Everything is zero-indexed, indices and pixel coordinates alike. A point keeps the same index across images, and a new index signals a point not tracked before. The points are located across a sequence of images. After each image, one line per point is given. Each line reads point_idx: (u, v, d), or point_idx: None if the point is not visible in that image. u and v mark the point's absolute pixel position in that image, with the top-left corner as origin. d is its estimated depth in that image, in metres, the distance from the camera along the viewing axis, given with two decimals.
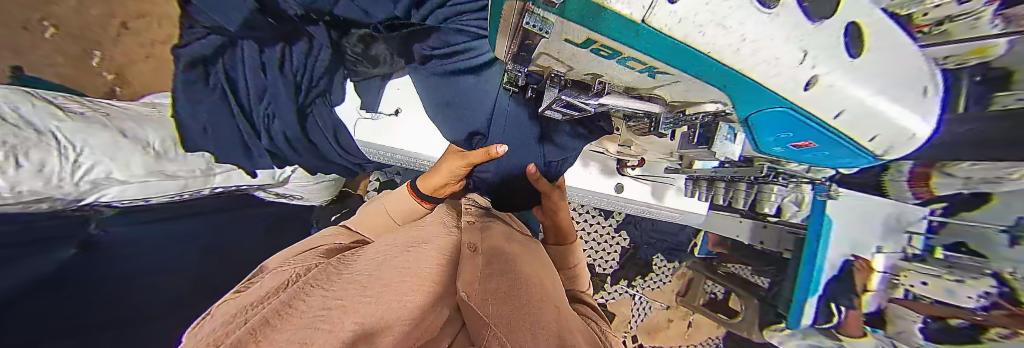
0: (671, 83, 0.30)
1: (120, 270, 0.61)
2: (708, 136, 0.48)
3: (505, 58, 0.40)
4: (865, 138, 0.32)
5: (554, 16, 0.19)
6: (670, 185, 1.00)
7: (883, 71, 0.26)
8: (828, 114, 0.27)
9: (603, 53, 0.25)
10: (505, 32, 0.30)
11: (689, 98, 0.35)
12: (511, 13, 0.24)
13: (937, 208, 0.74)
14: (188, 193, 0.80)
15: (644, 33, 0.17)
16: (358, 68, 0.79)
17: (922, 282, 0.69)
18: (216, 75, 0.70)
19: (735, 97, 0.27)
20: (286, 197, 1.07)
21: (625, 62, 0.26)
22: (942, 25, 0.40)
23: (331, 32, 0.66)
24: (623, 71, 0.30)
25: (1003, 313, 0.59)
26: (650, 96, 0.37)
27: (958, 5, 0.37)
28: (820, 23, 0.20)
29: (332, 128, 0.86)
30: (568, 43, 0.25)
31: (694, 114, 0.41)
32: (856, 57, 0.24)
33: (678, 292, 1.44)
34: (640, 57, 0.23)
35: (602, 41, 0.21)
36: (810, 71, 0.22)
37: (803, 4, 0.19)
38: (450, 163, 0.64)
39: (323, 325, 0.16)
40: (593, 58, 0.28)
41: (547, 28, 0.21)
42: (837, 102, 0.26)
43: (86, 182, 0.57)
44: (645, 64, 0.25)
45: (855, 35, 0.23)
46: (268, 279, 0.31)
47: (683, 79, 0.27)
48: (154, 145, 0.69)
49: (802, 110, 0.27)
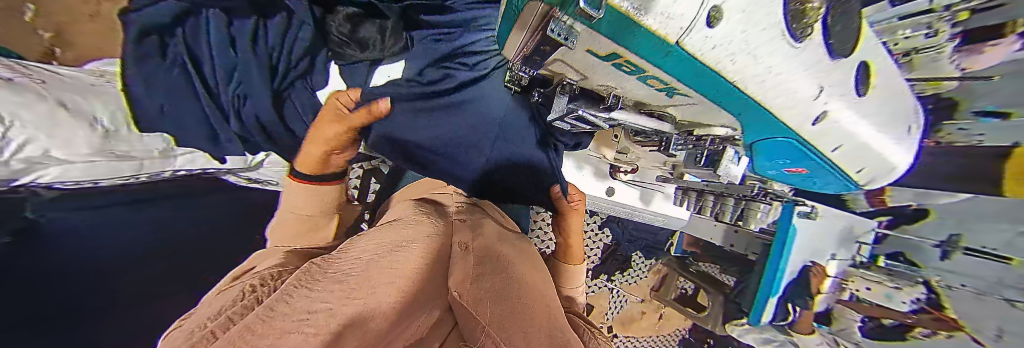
0: (687, 104, 0.31)
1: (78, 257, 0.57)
2: (713, 158, 0.49)
3: (515, 59, 0.39)
4: (855, 169, 0.36)
5: (581, 25, 0.18)
6: (657, 192, 1.03)
7: (878, 109, 0.29)
8: (829, 148, 0.31)
9: (624, 68, 0.25)
10: (520, 31, 0.29)
11: (699, 118, 0.36)
12: (530, 14, 0.23)
13: (883, 220, 0.84)
14: (145, 175, 0.72)
15: (672, 56, 0.17)
16: (344, 51, 0.68)
17: (867, 287, 0.79)
18: (175, 49, 0.61)
19: (746, 124, 0.28)
20: (259, 183, 1.00)
21: (644, 79, 0.26)
22: (911, 55, 0.49)
23: (315, 8, 0.63)
24: (640, 87, 0.31)
25: (927, 315, 0.73)
26: (660, 113, 0.40)
27: (925, 39, 0.46)
28: (837, 60, 0.22)
29: (312, 112, 0.76)
30: (589, 54, 0.24)
31: (701, 135, 0.43)
32: (861, 95, 0.27)
33: (652, 287, 1.52)
34: (662, 76, 0.23)
35: (627, 57, 0.21)
36: (823, 106, 0.24)
37: (825, 41, 0.21)
38: (327, 128, 0.55)
39: (310, 329, 0.13)
40: (613, 72, 0.28)
41: (571, 37, 0.21)
42: (840, 136, 0.29)
43: (19, 160, 0.50)
44: (665, 84, 0.25)
45: (865, 73, 0.27)
46: (232, 291, 0.29)
47: (700, 102, 0.27)
48: (102, 121, 0.61)
49: (808, 144, 0.29)
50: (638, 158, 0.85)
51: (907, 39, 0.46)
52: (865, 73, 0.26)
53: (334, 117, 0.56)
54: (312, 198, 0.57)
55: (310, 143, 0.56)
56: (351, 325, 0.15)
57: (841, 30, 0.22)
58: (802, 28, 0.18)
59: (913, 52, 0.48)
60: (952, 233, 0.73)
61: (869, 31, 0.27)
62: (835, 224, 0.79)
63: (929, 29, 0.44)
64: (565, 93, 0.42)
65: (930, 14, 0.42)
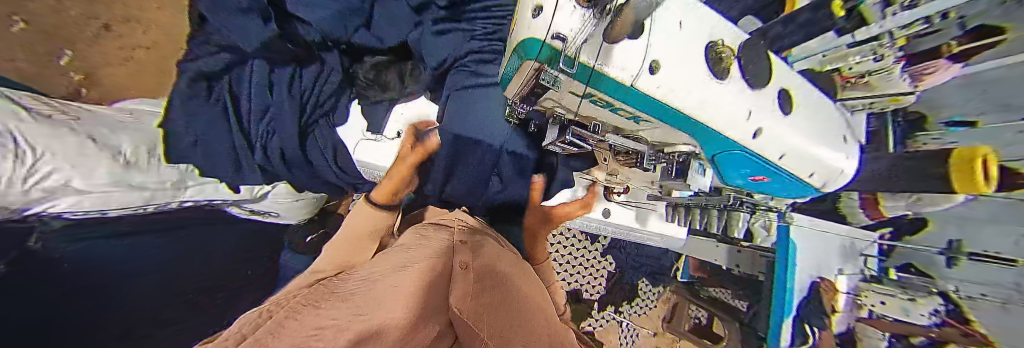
0: (652, 128, 0.38)
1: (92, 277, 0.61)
2: (683, 169, 0.58)
3: (513, 96, 0.42)
4: (809, 175, 0.43)
5: (566, 76, 0.25)
6: (652, 211, 1.05)
7: (806, 124, 0.39)
8: (777, 157, 0.38)
9: (598, 104, 0.32)
10: (517, 81, 0.34)
11: (667, 140, 0.44)
12: (522, 71, 0.30)
13: (886, 233, 0.84)
14: (154, 206, 0.72)
15: (631, 93, 0.25)
16: (367, 92, 0.80)
17: (882, 301, 0.77)
18: (218, 90, 0.66)
19: (700, 139, 0.35)
20: (261, 215, 0.99)
21: (616, 111, 0.33)
22: (866, 77, 0.56)
23: (344, 59, 0.74)
24: (613, 116, 0.37)
25: (954, 330, 0.68)
26: (636, 135, 0.46)
27: (874, 63, 0.52)
28: (757, 89, 0.32)
29: (332, 147, 0.82)
30: (573, 95, 0.30)
31: (670, 152, 0.53)
32: (788, 114, 0.37)
33: (664, 317, 1.43)
34: (627, 108, 0.30)
35: (599, 96, 0.28)
36: (757, 123, 0.33)
37: (745, 79, 0.31)
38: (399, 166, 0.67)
39: (318, 342, 0.13)
40: (591, 107, 0.34)
41: (556, 83, 0.26)
42: (782, 146, 0.37)
43: (38, 189, 0.51)
44: (632, 113, 0.32)
45: (787, 98, 0.37)
46: (242, 317, 0.29)
47: (661, 126, 0.35)
48: (126, 153, 0.62)
49: (755, 153, 0.36)
50: (627, 179, 0.82)
51: (859, 64, 0.52)
52: (787, 99, 0.37)
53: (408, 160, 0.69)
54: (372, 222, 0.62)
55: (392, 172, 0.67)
56: (361, 341, 0.15)
57: (757, 70, 0.32)
58: (720, 70, 0.29)
59: (867, 74, 0.56)
60: (953, 239, 0.76)
61: (787, 70, 0.38)
62: (832, 238, 0.80)
63: (873, 55, 0.50)
64: (556, 124, 0.47)
65: (874, 42, 0.47)
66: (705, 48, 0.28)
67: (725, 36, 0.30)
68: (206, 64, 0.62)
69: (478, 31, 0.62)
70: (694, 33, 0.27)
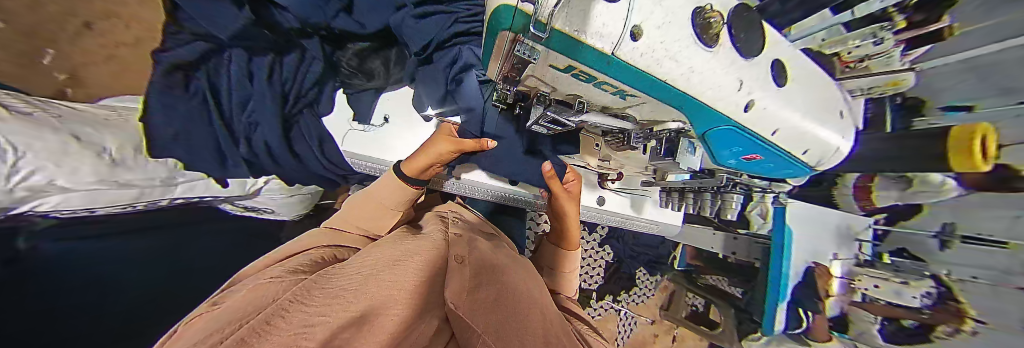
0: (639, 104, 0.39)
1: (88, 274, 0.61)
2: (672, 149, 0.59)
3: (496, 78, 0.44)
4: (801, 152, 0.44)
5: (539, 46, 0.28)
6: (646, 198, 1.06)
7: (801, 104, 0.41)
8: (768, 133, 0.40)
9: (581, 78, 0.34)
10: (497, 58, 0.36)
11: (655, 117, 0.45)
12: (502, 43, 0.32)
13: (881, 218, 0.85)
14: (142, 204, 0.71)
15: (614, 61, 0.28)
16: (352, 81, 0.78)
17: (875, 285, 0.75)
18: (198, 81, 0.64)
19: (693, 116, 0.37)
20: (254, 211, 1.00)
21: (600, 85, 0.35)
22: (865, 61, 0.65)
23: (326, 45, 0.70)
24: (600, 93, 0.39)
25: (949, 315, 0.70)
26: (624, 115, 0.47)
27: (875, 46, 0.61)
28: (749, 58, 0.35)
29: (318, 139, 0.81)
30: (553, 68, 0.33)
31: (660, 130, 0.52)
32: (782, 86, 0.39)
33: (662, 306, 1.48)
34: (610, 81, 0.32)
35: (579, 68, 0.30)
36: (745, 95, 0.35)
37: (734, 45, 0.34)
38: (438, 144, 0.61)
39: (306, 342, 0.12)
40: (577, 82, 0.36)
41: (534, 54, 0.29)
42: (772, 122, 0.39)
43: (21, 188, 0.47)
44: (616, 87, 0.34)
45: (780, 70, 0.39)
46: (255, 291, 0.29)
47: (647, 101, 0.37)
48: (111, 150, 0.59)
49: (742, 127, 0.38)
50: (621, 165, 0.87)
51: (859, 48, 0.61)
52: (781, 72, 0.39)
53: (449, 139, 0.63)
54: (399, 193, 0.61)
55: (419, 152, 0.62)
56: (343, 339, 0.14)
57: (749, 43, 0.35)
58: (709, 38, 0.31)
59: (866, 59, 0.64)
60: (946, 223, 0.77)
61: (782, 42, 0.40)
62: (827, 220, 0.80)
63: (874, 38, 0.59)
64: (541, 103, 0.49)
65: (871, 26, 0.57)
66: (694, 14, 0.30)
67: (714, 1, 0.32)
68: (182, 54, 0.58)
69: (462, 13, 0.64)
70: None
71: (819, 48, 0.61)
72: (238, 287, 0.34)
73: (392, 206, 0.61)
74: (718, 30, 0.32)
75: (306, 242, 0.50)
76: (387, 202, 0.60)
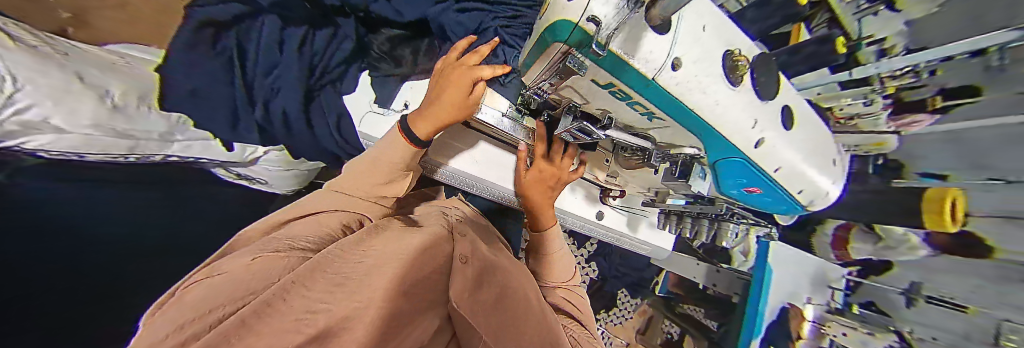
0: (662, 127, 0.41)
1: (68, 220, 0.54)
2: (687, 172, 0.66)
3: (530, 83, 0.45)
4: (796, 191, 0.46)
5: (590, 61, 0.29)
6: (644, 218, 1.08)
7: (801, 150, 0.43)
8: (772, 169, 0.42)
9: (618, 95, 0.36)
10: (541, 64, 0.37)
11: (673, 140, 0.46)
12: (550, 53, 0.33)
13: (854, 270, 0.89)
14: (137, 157, 0.65)
15: (653, 85, 0.30)
16: (379, 64, 0.82)
17: (844, 333, 0.79)
18: None
19: (710, 144, 0.39)
20: (247, 180, 0.96)
21: (632, 104, 0.37)
22: (855, 119, 0.70)
23: (360, 27, 0.80)
24: (629, 111, 0.40)
25: None
26: (646, 135, 0.49)
27: (865, 106, 0.67)
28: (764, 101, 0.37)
29: (336, 114, 0.77)
30: (593, 83, 0.35)
31: (676, 153, 0.54)
32: (789, 129, 0.41)
33: (638, 330, 1.45)
34: (644, 102, 0.34)
35: (619, 86, 0.32)
36: (758, 132, 0.37)
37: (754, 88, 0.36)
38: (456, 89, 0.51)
39: (305, 331, 0.13)
40: (610, 98, 0.38)
41: (582, 69, 0.30)
42: (777, 161, 0.41)
43: (14, 122, 0.41)
44: (647, 108, 0.36)
45: (790, 114, 0.41)
46: (264, 264, 0.28)
47: (671, 125, 0.39)
48: (114, 96, 0.54)
49: (751, 161, 0.40)
50: (627, 181, 0.90)
51: (851, 105, 0.66)
52: (790, 116, 0.41)
53: (466, 81, 0.51)
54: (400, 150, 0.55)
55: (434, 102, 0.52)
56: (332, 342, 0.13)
57: (767, 88, 0.37)
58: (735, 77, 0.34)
59: (856, 117, 0.70)
60: (914, 282, 0.81)
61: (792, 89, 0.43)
62: (806, 263, 0.83)
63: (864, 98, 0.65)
64: (569, 114, 0.51)
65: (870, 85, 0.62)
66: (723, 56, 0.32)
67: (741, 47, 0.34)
68: (222, 11, 0.60)
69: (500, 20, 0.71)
70: (714, 43, 0.31)
71: (817, 101, 0.66)
72: (234, 254, 0.33)
73: (395, 166, 0.56)
74: (744, 73, 0.34)
75: (298, 211, 0.49)
76: (392, 164, 0.55)
